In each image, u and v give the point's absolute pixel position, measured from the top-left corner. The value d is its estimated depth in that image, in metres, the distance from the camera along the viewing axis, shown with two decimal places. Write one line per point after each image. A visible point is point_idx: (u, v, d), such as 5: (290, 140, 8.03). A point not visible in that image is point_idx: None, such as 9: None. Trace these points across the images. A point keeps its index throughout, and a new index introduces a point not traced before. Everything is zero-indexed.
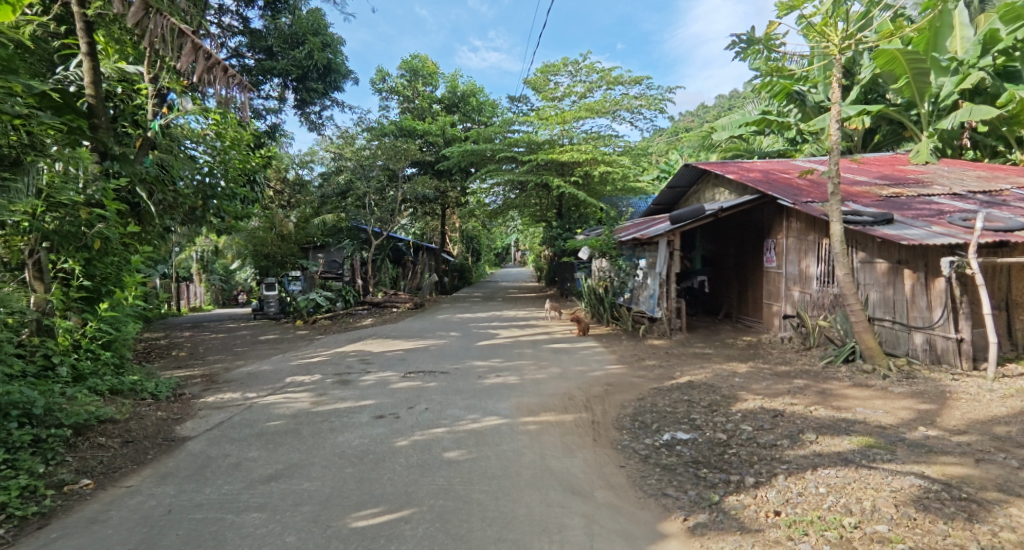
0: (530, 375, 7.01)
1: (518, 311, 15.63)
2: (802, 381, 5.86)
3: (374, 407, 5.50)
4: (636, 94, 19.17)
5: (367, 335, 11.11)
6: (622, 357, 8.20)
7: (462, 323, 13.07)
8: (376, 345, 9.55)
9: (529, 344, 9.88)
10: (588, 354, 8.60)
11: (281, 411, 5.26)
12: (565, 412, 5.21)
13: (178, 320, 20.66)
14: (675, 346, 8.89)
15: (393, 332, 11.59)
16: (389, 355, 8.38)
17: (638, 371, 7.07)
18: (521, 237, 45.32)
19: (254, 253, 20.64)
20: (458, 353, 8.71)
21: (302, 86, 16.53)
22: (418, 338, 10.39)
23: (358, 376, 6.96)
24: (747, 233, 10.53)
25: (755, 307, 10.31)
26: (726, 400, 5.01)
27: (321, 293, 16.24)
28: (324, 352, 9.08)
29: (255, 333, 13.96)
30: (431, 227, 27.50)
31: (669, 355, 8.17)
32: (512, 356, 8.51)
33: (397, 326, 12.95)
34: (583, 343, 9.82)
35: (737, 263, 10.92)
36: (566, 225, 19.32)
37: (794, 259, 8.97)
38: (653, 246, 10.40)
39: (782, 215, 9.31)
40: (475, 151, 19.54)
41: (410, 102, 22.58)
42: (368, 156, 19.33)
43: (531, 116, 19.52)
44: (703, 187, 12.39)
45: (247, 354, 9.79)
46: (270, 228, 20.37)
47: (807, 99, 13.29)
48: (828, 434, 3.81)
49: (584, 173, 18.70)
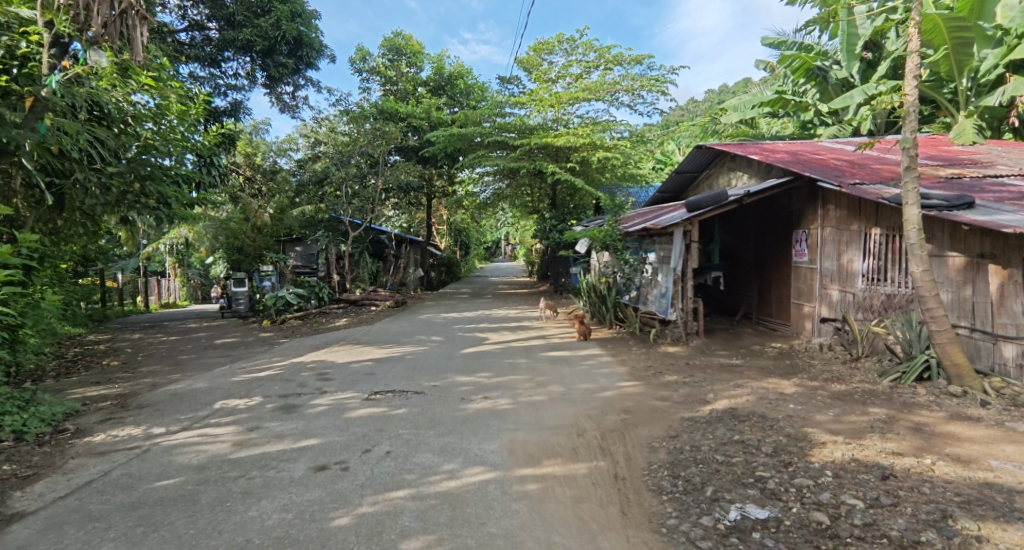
0: (526, 397, 5.64)
1: (509, 310, 14.27)
2: (878, 409, 4.55)
3: (318, 448, 4.10)
4: (636, 75, 17.82)
5: (337, 340, 9.68)
6: (635, 370, 6.86)
7: (447, 325, 11.65)
8: (343, 354, 8.13)
9: (523, 351, 8.51)
10: (592, 366, 7.26)
11: (185, 460, 3.84)
12: (574, 459, 3.86)
13: (139, 319, 19.02)
14: (695, 355, 7.57)
15: (368, 335, 10.18)
16: (354, 370, 6.95)
17: (658, 391, 5.74)
18: (510, 230, 43.87)
19: (225, 247, 17.79)
20: (437, 365, 7.31)
21: (270, 61, 14.98)
22: (395, 344, 9.00)
23: (309, 399, 5.54)
24: (771, 222, 9.26)
25: (781, 307, 9.06)
26: (797, 444, 3.66)
27: (291, 290, 14.69)
28: (280, 363, 7.64)
29: (213, 335, 12.45)
30: (417, 219, 26.01)
31: (690, 367, 6.84)
32: (504, 369, 7.13)
33: (373, 328, 11.52)
34: (585, 349, 8.51)
35: (757, 257, 9.67)
36: (561, 216, 17.95)
37: (831, 253, 7.68)
38: (665, 236, 9.06)
39: (817, 201, 7.99)
40: (462, 135, 18.12)
41: (393, 84, 21.05)
42: (348, 142, 18.05)
43: (523, 98, 18.12)
44: (718, 171, 11.13)
45: (190, 365, 8.31)
46: (243, 219, 17.82)
47: (830, 77, 12.12)
48: (993, 521, 2.48)
49: (580, 160, 17.35)
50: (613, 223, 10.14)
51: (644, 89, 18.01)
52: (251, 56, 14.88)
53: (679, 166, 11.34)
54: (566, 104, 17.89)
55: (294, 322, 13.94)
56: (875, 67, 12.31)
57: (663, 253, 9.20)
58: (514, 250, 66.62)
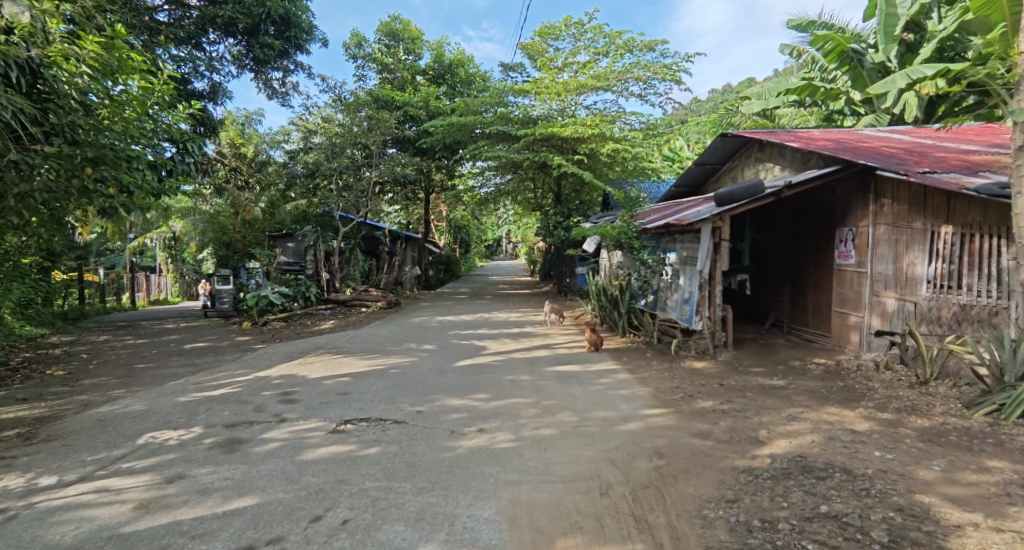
0: (532, 430, 4.55)
1: (510, 313, 13.18)
2: (997, 460, 3.46)
3: (250, 515, 3.02)
4: (649, 62, 16.74)
5: (316, 348, 8.59)
6: (660, 392, 5.77)
7: (442, 330, 10.57)
8: (319, 366, 7.05)
9: (526, 364, 7.43)
10: (608, 385, 6.18)
11: (58, 536, 2.75)
12: (600, 539, 2.78)
13: (116, 318, 17.97)
14: (728, 373, 6.48)
15: (352, 341, 9.10)
16: (326, 389, 5.86)
17: (695, 423, 4.64)
18: (511, 228, 42.72)
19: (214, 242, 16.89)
20: (426, 383, 6.22)
21: (254, 41, 13.97)
22: (381, 354, 7.93)
23: (262, 430, 4.46)
24: (808, 218, 8.19)
25: (819, 316, 7.99)
26: (922, 530, 2.57)
27: (274, 289, 13.58)
28: (243, 376, 6.56)
29: (186, 339, 11.37)
30: (415, 216, 24.93)
31: (726, 389, 5.74)
32: (504, 388, 6.04)
33: (360, 332, 10.45)
34: (598, 362, 7.41)
35: (790, 259, 8.59)
36: (566, 212, 16.81)
37: (885, 255, 6.59)
38: (689, 233, 7.98)
39: (867, 195, 6.92)
40: (461, 125, 17.08)
41: (390, 72, 19.94)
42: (341, 133, 16.98)
43: (528, 86, 17.03)
44: (744, 163, 10.11)
45: (144, 377, 7.23)
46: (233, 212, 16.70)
47: (866, 61, 11.01)
48: None
49: (588, 152, 16.29)
50: (629, 219, 9.06)
51: (656, 78, 16.97)
52: (235, 38, 13.95)
53: (700, 157, 10.34)
54: (573, 93, 16.83)
55: (277, 323, 12.87)
56: (915, 51, 11.20)
57: (687, 253, 8.11)
58: (515, 248, 65.46)
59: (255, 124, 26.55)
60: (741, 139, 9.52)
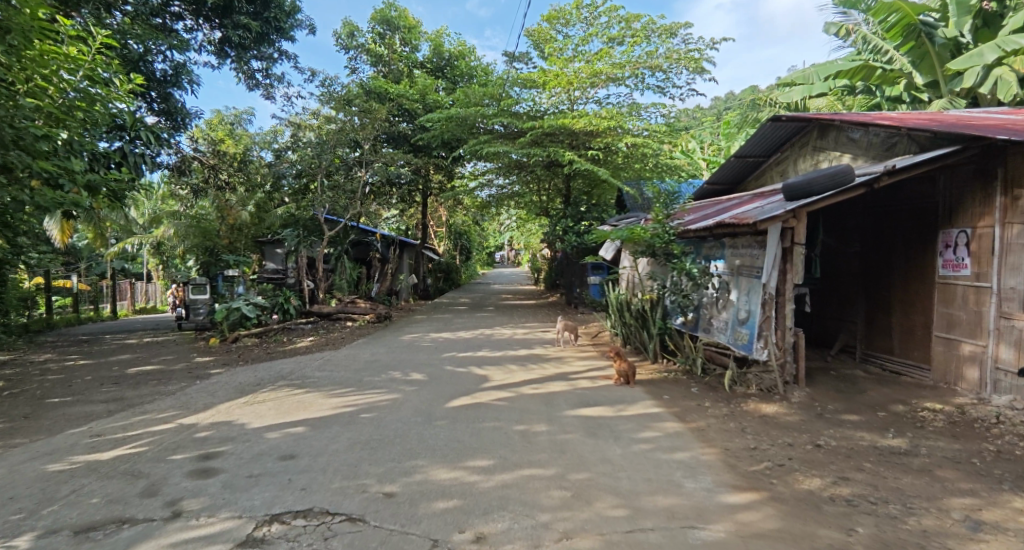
0: (565, 542, 2.86)
1: (516, 330, 11.51)
2: None
3: None
4: (668, 50, 15.21)
5: (278, 376, 6.92)
6: (734, 456, 4.09)
7: (436, 352, 8.89)
8: (269, 407, 5.36)
9: (540, 403, 5.75)
10: (656, 442, 4.48)
11: None
12: None
13: (81, 331, 16.30)
14: (815, 424, 4.78)
15: (324, 368, 7.41)
16: (265, 449, 4.18)
17: (816, 528, 2.95)
18: (514, 234, 41.12)
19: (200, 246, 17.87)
20: (404, 439, 4.54)
21: (228, 21, 12.54)
22: (355, 388, 6.25)
23: (131, 541, 2.78)
24: (892, 218, 6.59)
25: (909, 342, 6.35)
26: None
27: (247, 301, 11.99)
28: (162, 424, 4.87)
29: (137, 359, 9.67)
30: (413, 220, 23.36)
31: (827, 453, 4.06)
32: (513, 447, 4.35)
33: (338, 354, 8.78)
34: (634, 403, 5.71)
35: (868, 269, 6.98)
36: (576, 215, 15.21)
37: (1020, 264, 4.97)
38: (747, 235, 6.33)
39: (989, 186, 5.29)
40: (461, 118, 15.54)
41: (385, 64, 18.47)
42: (334, 130, 15.48)
43: (535, 76, 15.47)
44: (796, 153, 8.53)
45: (41, 419, 5.51)
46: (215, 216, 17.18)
47: (935, 35, 9.49)
48: None
49: (602, 148, 14.74)
50: (664, 218, 7.41)
51: (675, 66, 15.44)
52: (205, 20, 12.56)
53: (744, 146, 8.83)
54: (583, 85, 15.33)
55: (249, 340, 11.21)
56: (994, 26, 9.73)
57: (741, 261, 6.55)
58: (517, 255, 63.79)
59: (244, 123, 24.99)
60: (797, 124, 7.96)
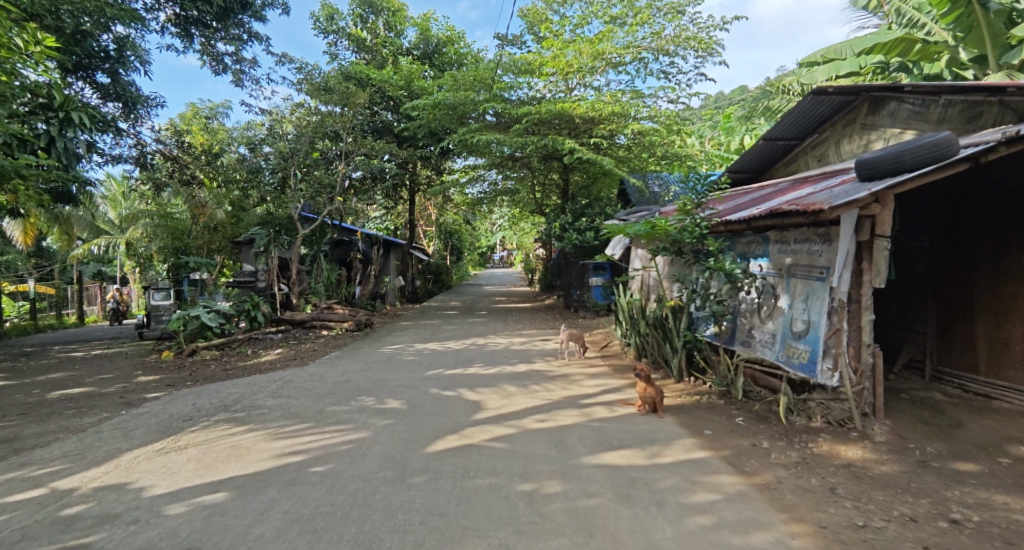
0: None
1: (512, 339, 10.20)
2: None
3: None
4: (675, 30, 14.00)
5: (221, 404, 5.58)
6: (841, 543, 2.80)
7: (419, 369, 7.57)
8: (189, 458, 4.01)
9: (548, 445, 4.44)
10: (717, 512, 3.19)
11: None
12: None
13: (32, 340, 14.82)
14: (926, 479, 3.52)
15: (280, 393, 6.06)
16: (153, 539, 2.84)
17: None
18: (507, 233, 39.87)
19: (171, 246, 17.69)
20: (363, 513, 3.21)
21: None
22: (312, 424, 4.92)
23: None
24: (975, 206, 5.44)
25: (1000, 358, 5.15)
26: None
27: (208, 309, 10.60)
28: (29, 489, 3.51)
29: (69, 378, 8.26)
30: (401, 218, 22.02)
31: (975, 538, 2.78)
32: (516, 527, 3.03)
33: (304, 371, 7.43)
34: (669, 444, 4.41)
35: (941, 270, 5.78)
36: (576, 211, 13.99)
37: None
38: (804, 227, 5.07)
39: None
40: (448, 104, 14.26)
41: (368, 51, 17.13)
42: (312, 121, 14.20)
43: (530, 60, 14.20)
44: (840, 133, 7.33)
45: None
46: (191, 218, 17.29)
47: (987, 1, 8.17)
48: None
49: (603, 136, 13.50)
50: (693, 208, 6.15)
51: (682, 47, 14.24)
52: None
53: (777, 127, 7.62)
54: (583, 69, 14.09)
55: (208, 353, 9.82)
56: None
57: (793, 259, 5.28)
58: (510, 257, 62.51)
59: (221, 117, 23.55)
60: (844, 97, 6.76)
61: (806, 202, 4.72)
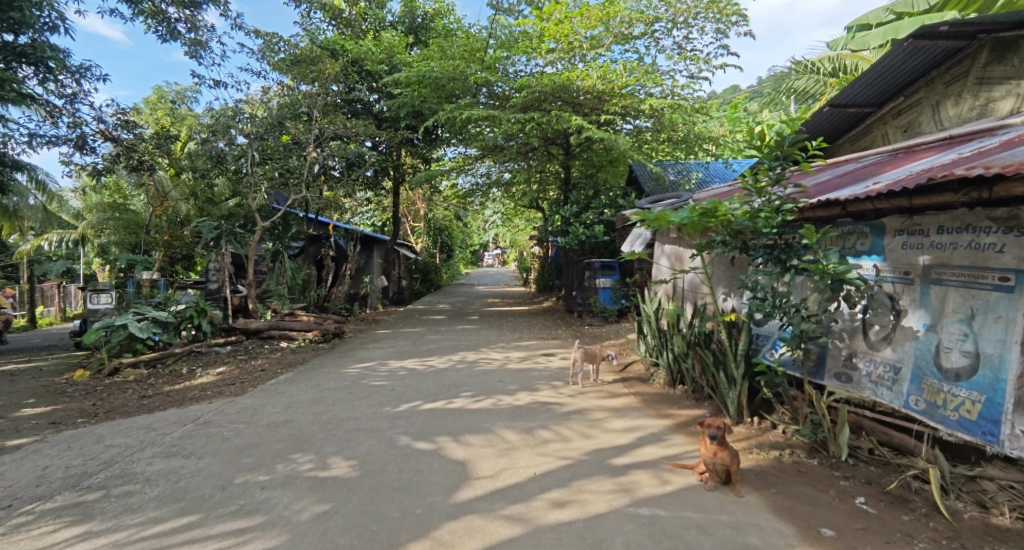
0: None
1: (509, 353, 8.38)
2: None
3: None
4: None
5: (77, 472, 3.72)
6: None
7: (388, 401, 5.74)
8: None
9: None
10: None
11: None
12: None
13: None
14: None
15: (179, 449, 4.21)
16: None
17: None
18: (500, 229, 38.05)
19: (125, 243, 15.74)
20: None
21: None
22: (196, 516, 3.08)
23: None
24: None
25: None
26: None
27: (140, 316, 8.66)
28: None
29: None
30: (385, 212, 20.14)
31: None
32: None
33: (234, 406, 5.58)
34: None
35: None
36: (581, 201, 12.25)
37: None
38: (962, 206, 3.31)
39: None
40: (433, 78, 12.45)
41: (346, 23, 15.24)
42: (282, 102, 12.36)
43: (528, 30, 12.40)
44: (937, 94, 5.69)
45: None
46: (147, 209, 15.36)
47: None
48: None
49: (612, 115, 11.72)
50: (767, 185, 4.38)
51: (700, 17, 12.56)
52: None
53: (853, 91, 5.92)
54: (589, 41, 12.35)
55: (133, 372, 7.92)
56: None
57: (938, 259, 3.50)
58: (503, 255, 60.63)
59: (190, 101, 21.58)
60: (956, 41, 5.12)
61: (997, 162, 2.84)
